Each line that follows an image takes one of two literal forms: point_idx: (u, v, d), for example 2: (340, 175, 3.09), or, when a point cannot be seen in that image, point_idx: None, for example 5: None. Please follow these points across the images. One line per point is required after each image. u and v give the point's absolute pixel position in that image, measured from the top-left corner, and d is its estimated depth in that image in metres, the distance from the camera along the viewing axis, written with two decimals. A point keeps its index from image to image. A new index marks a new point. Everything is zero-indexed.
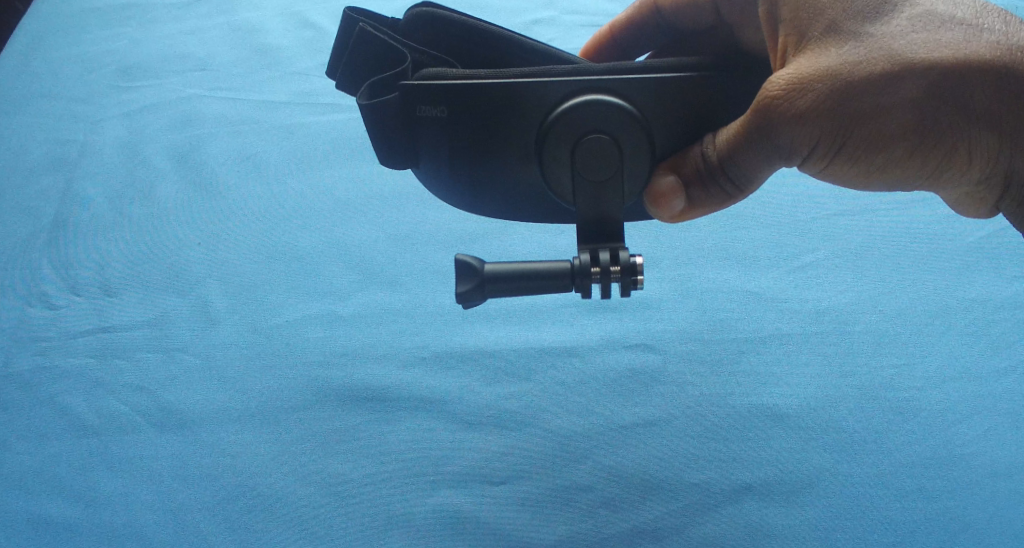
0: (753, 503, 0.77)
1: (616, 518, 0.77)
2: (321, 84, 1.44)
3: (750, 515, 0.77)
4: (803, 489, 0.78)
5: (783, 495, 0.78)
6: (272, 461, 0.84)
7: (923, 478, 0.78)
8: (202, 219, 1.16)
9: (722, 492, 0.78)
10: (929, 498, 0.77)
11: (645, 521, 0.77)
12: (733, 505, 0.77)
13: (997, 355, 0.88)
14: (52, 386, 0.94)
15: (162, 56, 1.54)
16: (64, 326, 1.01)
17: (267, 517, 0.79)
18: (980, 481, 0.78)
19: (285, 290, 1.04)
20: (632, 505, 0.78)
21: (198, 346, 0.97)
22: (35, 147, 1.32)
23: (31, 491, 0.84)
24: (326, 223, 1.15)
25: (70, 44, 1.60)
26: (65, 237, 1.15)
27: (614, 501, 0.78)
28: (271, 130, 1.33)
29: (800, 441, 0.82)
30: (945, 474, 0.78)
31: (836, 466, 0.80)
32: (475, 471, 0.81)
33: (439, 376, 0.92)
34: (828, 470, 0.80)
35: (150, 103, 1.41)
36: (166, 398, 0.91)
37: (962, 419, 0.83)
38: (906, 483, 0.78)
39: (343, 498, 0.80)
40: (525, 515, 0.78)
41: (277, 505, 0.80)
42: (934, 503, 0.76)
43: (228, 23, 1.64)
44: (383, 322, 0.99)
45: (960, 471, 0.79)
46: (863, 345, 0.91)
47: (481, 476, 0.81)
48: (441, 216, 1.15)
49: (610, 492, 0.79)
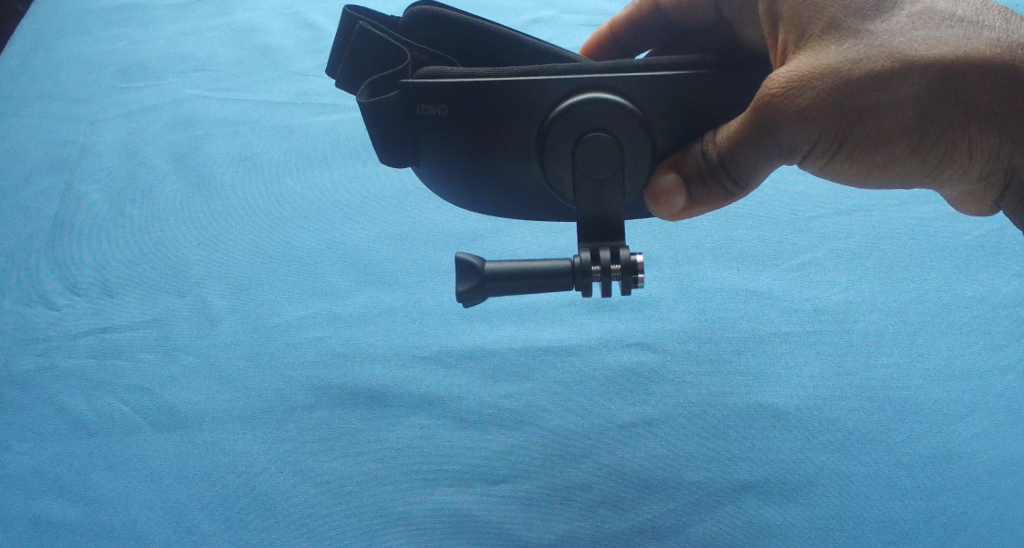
0: (753, 502, 0.77)
1: (615, 517, 0.77)
2: (320, 84, 1.43)
3: (750, 513, 0.76)
4: (803, 488, 0.78)
5: (783, 494, 0.78)
6: (271, 461, 0.84)
7: (923, 477, 0.78)
8: (202, 219, 1.16)
9: (722, 490, 0.78)
10: (929, 497, 0.77)
11: (645, 520, 0.77)
12: (733, 504, 0.77)
13: (998, 353, 0.88)
14: (52, 386, 0.94)
15: (162, 55, 1.53)
16: (64, 326, 1.01)
17: (266, 517, 0.79)
18: (981, 479, 0.78)
19: (284, 290, 1.04)
20: (632, 504, 0.78)
21: (197, 346, 0.97)
22: (35, 148, 1.32)
23: (31, 491, 0.84)
24: (325, 223, 1.14)
25: (69, 45, 1.60)
26: (65, 237, 1.15)
27: (614, 501, 0.78)
28: (271, 129, 1.33)
29: (800, 440, 0.82)
30: (945, 472, 0.78)
31: (836, 465, 0.80)
32: (475, 471, 0.81)
33: (439, 376, 0.91)
34: (828, 469, 0.79)
35: (149, 103, 1.41)
36: (166, 398, 0.91)
37: (962, 417, 0.82)
38: (906, 481, 0.78)
39: (342, 498, 0.80)
40: (525, 514, 0.77)
41: (276, 505, 0.80)
42: (934, 502, 0.76)
43: (227, 22, 1.64)
44: (382, 322, 0.99)
45: (960, 469, 0.78)
46: (864, 343, 0.91)
47: (480, 476, 0.81)
48: (440, 215, 1.15)
49: (610, 491, 0.79)
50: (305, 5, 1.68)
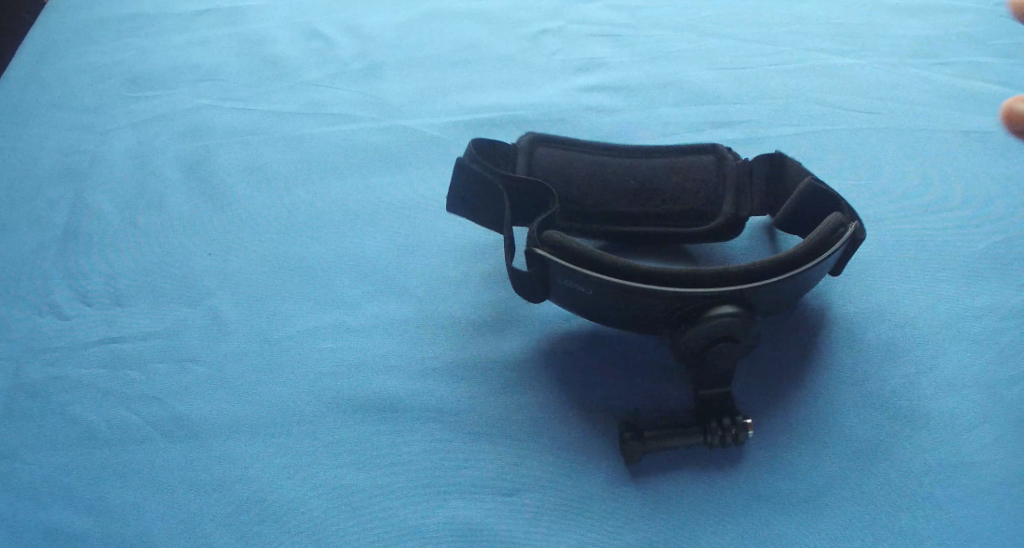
0: (764, 514, 0.77)
1: (628, 529, 0.77)
2: (329, 95, 1.35)
3: (760, 525, 0.76)
4: (813, 500, 0.77)
5: (795, 507, 0.77)
6: (284, 471, 0.84)
7: (936, 488, 0.77)
8: (207, 231, 1.12)
9: (733, 500, 0.78)
10: (938, 506, 0.76)
11: (656, 532, 0.77)
12: (745, 514, 0.77)
13: (1009, 364, 0.86)
14: (63, 396, 0.93)
15: (172, 66, 1.46)
16: (75, 335, 0.99)
17: (283, 526, 0.80)
18: (990, 489, 0.77)
19: (295, 301, 1.00)
20: (643, 516, 0.78)
21: (209, 356, 0.95)
22: (45, 158, 1.28)
23: (43, 500, 0.84)
24: (334, 233, 1.09)
25: (76, 55, 1.52)
26: (72, 247, 1.11)
27: (624, 512, 0.78)
28: (280, 139, 1.27)
29: (814, 455, 0.80)
30: (956, 484, 0.78)
31: (847, 476, 0.79)
32: (485, 483, 0.81)
33: (448, 388, 0.89)
34: (839, 479, 0.79)
35: (160, 113, 1.35)
36: (179, 408, 0.91)
37: (972, 427, 0.82)
38: (916, 494, 0.77)
39: (357, 508, 0.81)
40: (536, 527, 0.78)
41: (289, 515, 0.81)
42: (944, 511, 0.76)
43: (236, 33, 1.54)
44: (393, 331, 0.96)
45: (972, 480, 0.78)
46: (875, 354, 0.87)
47: (491, 488, 0.81)
48: (448, 224, 1.09)
49: (621, 501, 0.79)
50: (313, 12, 1.57)
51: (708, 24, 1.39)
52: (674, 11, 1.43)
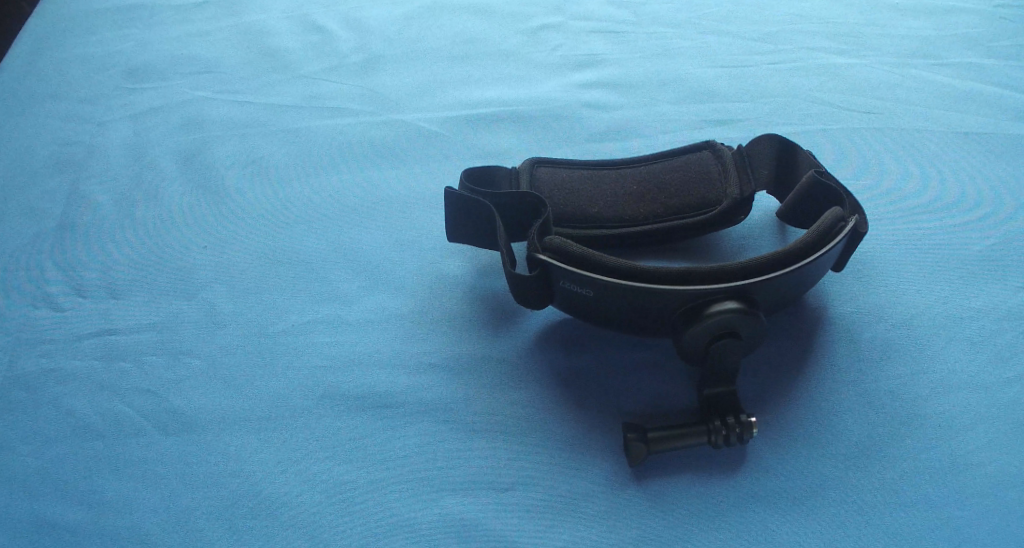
0: (756, 512, 0.76)
1: (623, 525, 0.76)
2: (327, 88, 1.33)
3: (753, 524, 0.75)
4: (806, 499, 0.76)
5: (786, 503, 0.76)
6: (278, 465, 0.83)
7: (927, 486, 0.77)
8: (207, 224, 1.10)
9: (727, 498, 0.77)
10: (929, 505, 0.75)
11: (649, 529, 0.76)
12: (739, 512, 0.76)
13: (1005, 365, 0.85)
14: (57, 388, 0.92)
15: (170, 57, 1.44)
16: (70, 327, 0.97)
17: (277, 520, 0.79)
18: (982, 489, 0.76)
19: (291, 294, 0.99)
20: (637, 513, 0.77)
21: (205, 350, 0.94)
22: (41, 149, 1.26)
23: (34, 492, 0.83)
24: (332, 229, 1.08)
25: (75, 46, 1.50)
26: (68, 238, 1.10)
27: (617, 509, 0.77)
28: (277, 132, 1.25)
29: (807, 453, 0.79)
30: (948, 482, 0.77)
31: (842, 474, 0.78)
32: (480, 480, 0.80)
33: (445, 384, 0.88)
34: (835, 478, 0.78)
35: (157, 104, 1.34)
36: (174, 402, 0.89)
37: (967, 428, 0.80)
38: (908, 493, 0.76)
39: (351, 504, 0.79)
40: (527, 522, 0.77)
41: (283, 510, 0.79)
42: (936, 511, 0.75)
43: (236, 25, 1.52)
44: (389, 327, 0.94)
45: (963, 479, 0.77)
46: (869, 354, 0.86)
47: (486, 483, 0.80)
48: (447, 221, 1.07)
49: (615, 499, 0.78)
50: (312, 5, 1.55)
51: (705, 23, 1.38)
52: (674, 8, 1.42)
